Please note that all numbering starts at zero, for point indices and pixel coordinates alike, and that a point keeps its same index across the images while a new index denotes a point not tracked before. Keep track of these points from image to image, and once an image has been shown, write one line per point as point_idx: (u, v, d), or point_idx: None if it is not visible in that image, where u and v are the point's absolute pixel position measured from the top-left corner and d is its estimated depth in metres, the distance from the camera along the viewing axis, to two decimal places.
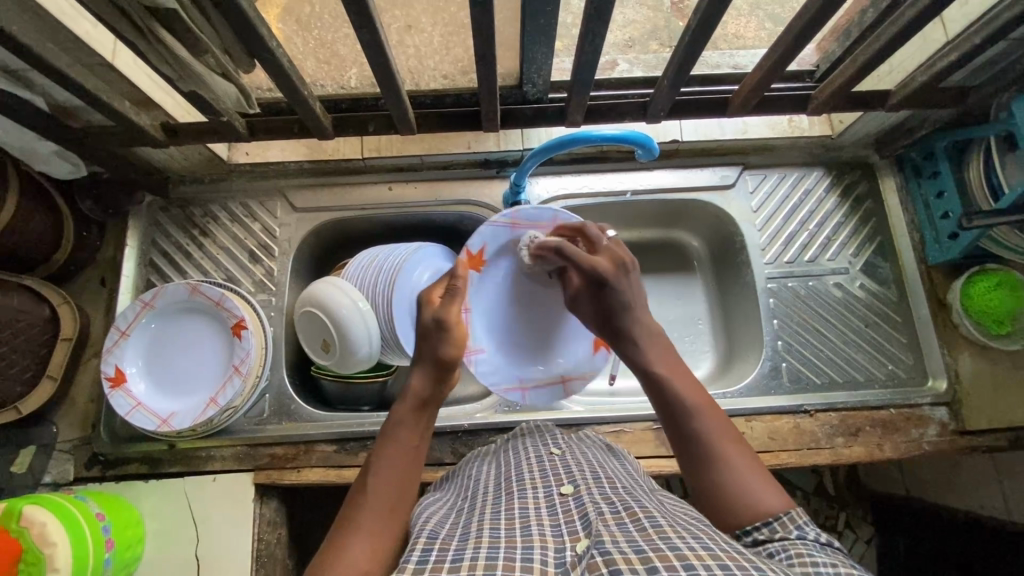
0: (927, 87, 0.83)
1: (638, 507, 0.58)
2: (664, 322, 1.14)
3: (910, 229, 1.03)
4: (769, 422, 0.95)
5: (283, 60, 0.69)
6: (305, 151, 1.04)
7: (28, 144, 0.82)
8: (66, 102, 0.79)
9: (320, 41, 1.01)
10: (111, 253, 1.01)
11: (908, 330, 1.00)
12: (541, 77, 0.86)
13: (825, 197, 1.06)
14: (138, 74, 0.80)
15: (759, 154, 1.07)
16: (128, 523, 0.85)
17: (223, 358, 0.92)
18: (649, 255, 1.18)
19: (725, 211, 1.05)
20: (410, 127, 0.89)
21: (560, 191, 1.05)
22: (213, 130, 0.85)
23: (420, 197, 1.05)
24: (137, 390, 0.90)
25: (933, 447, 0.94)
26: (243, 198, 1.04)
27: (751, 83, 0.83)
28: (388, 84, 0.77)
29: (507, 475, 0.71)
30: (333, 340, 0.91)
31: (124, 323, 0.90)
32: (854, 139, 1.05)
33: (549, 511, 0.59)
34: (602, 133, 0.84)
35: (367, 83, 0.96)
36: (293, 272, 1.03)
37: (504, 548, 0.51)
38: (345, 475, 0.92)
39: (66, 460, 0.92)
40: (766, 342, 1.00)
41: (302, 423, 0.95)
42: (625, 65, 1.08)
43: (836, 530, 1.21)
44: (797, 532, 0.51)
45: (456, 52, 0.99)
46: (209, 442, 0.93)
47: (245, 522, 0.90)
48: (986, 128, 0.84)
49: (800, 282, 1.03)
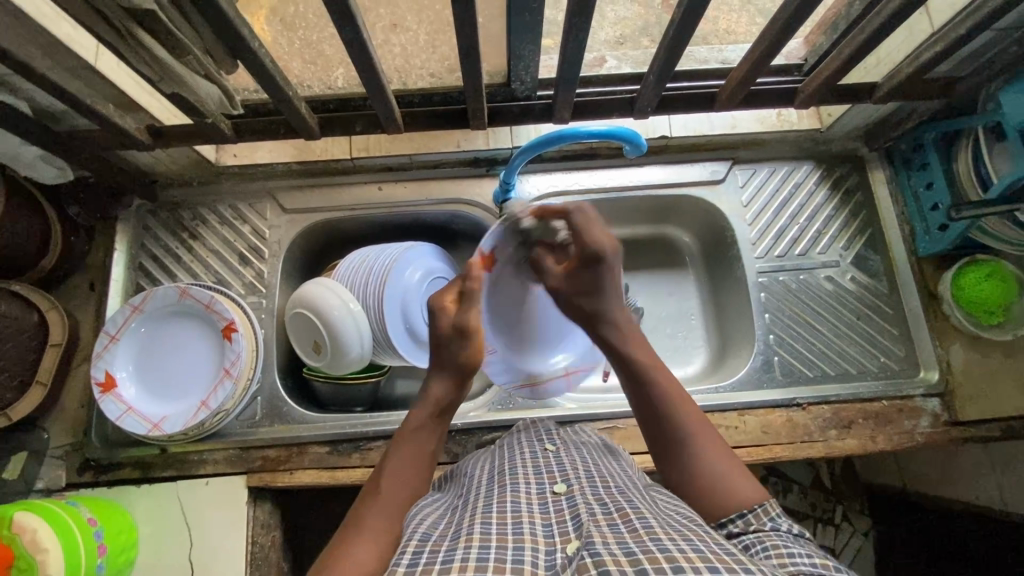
0: (913, 79, 0.75)
1: (629, 507, 0.50)
2: (657, 318, 1.04)
3: (901, 220, 0.93)
4: (763, 415, 0.86)
5: (267, 61, 0.63)
6: (293, 151, 0.94)
7: (13, 150, 0.72)
8: (51, 107, 0.70)
9: (305, 42, 0.86)
10: (101, 258, 0.91)
11: (899, 322, 0.91)
12: (530, 74, 0.81)
13: (816, 189, 0.96)
14: (123, 79, 0.72)
15: (747, 148, 0.97)
16: (121, 529, 0.77)
17: (211, 361, 0.83)
18: (639, 253, 1.07)
19: (716, 206, 0.96)
20: (395, 127, 0.83)
21: (550, 189, 0.96)
22: (199, 133, 0.77)
23: (411, 197, 0.96)
24: (128, 395, 0.81)
25: (926, 439, 0.85)
26: (232, 201, 0.94)
27: (739, 77, 0.77)
28: (371, 79, 0.70)
29: (500, 468, 0.63)
30: (324, 341, 0.84)
31: (113, 327, 0.82)
32: (844, 131, 0.95)
33: (540, 509, 0.52)
34: (589, 129, 0.77)
35: (356, 83, 0.86)
36: (284, 275, 0.94)
37: (495, 548, 0.44)
38: (338, 476, 0.83)
39: (58, 465, 0.83)
40: (757, 337, 0.91)
41: (295, 425, 0.86)
42: (613, 62, 0.92)
43: (833, 523, 1.05)
44: (771, 524, 0.50)
45: (442, 49, 0.87)
46: (199, 445, 0.84)
47: (239, 524, 0.81)
48: (972, 118, 0.76)
49: (791, 275, 0.93)
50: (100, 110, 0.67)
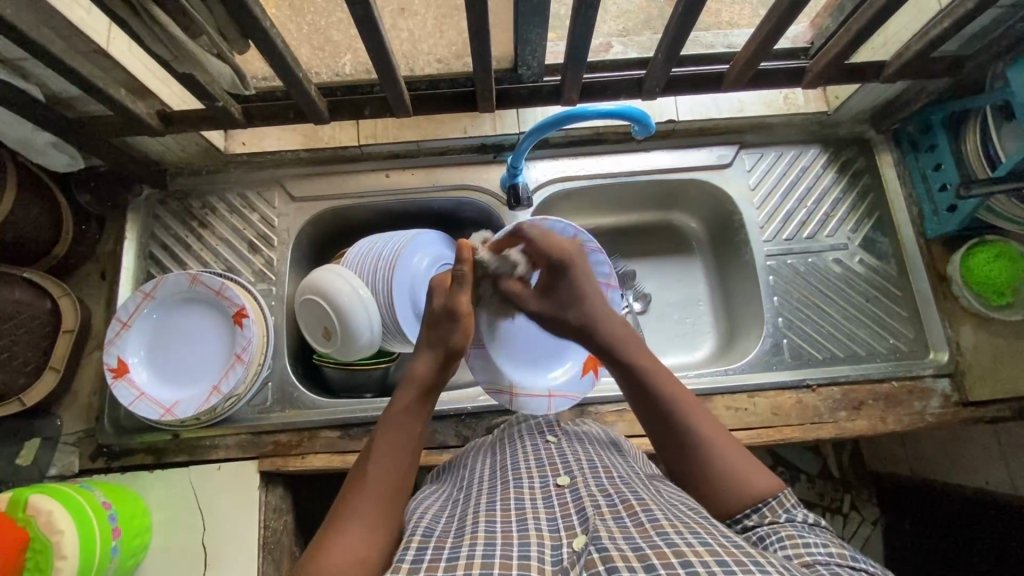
0: (920, 57, 0.71)
1: (634, 497, 0.47)
2: (663, 305, 1.00)
3: (909, 204, 0.89)
4: (773, 397, 0.83)
5: (280, 43, 0.58)
6: (302, 138, 0.89)
7: (26, 135, 0.69)
8: (62, 92, 0.68)
9: (314, 26, 0.77)
10: (111, 248, 0.88)
11: (909, 304, 0.87)
12: (537, 59, 0.73)
13: (823, 172, 0.92)
14: (137, 64, 0.67)
15: (754, 132, 0.93)
16: (133, 513, 0.73)
17: (223, 348, 0.80)
18: (643, 240, 1.03)
19: (722, 189, 0.92)
20: (405, 111, 0.75)
21: (561, 175, 0.92)
22: (208, 117, 0.72)
23: (421, 185, 0.91)
24: (140, 380, 0.78)
25: (936, 420, 0.82)
26: (241, 189, 0.90)
27: (745, 57, 0.70)
28: (384, 65, 0.64)
29: (501, 465, 0.58)
30: (334, 327, 0.80)
31: (125, 313, 0.79)
32: (852, 114, 0.91)
33: (544, 504, 0.49)
34: (597, 107, 0.73)
35: (364, 70, 0.78)
36: (295, 262, 0.90)
37: (501, 544, 0.42)
38: (350, 460, 0.80)
39: (70, 453, 0.80)
40: (766, 319, 0.87)
41: (306, 410, 0.82)
42: (619, 48, 0.85)
43: (841, 512, 1.06)
44: (787, 516, 0.47)
45: (450, 35, 0.79)
46: (212, 431, 0.81)
47: (252, 510, 0.78)
48: (981, 97, 0.72)
49: (800, 259, 0.89)
50: (113, 96, 0.64)
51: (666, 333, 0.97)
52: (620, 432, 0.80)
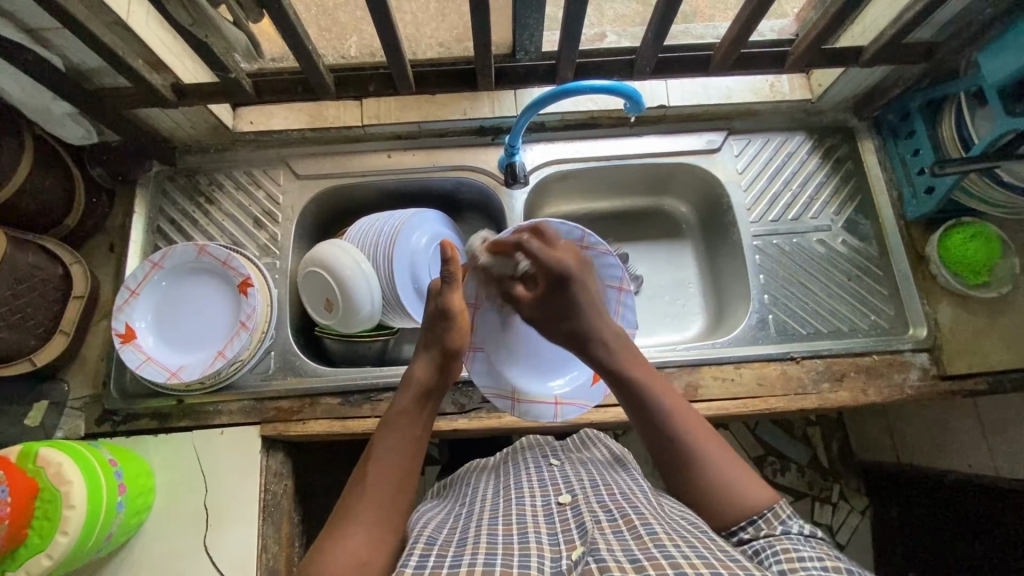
0: (896, 41, 0.80)
1: (634, 513, 0.56)
2: (656, 287, 1.11)
3: (891, 186, 0.99)
4: (757, 369, 0.91)
5: (289, 12, 0.69)
6: (306, 119, 0.99)
7: (45, 105, 0.79)
8: (81, 64, 0.78)
9: (322, 9, 0.99)
10: (121, 220, 0.97)
11: (890, 284, 0.95)
12: (535, 44, 0.86)
13: (808, 159, 1.02)
14: (153, 36, 0.77)
15: (741, 119, 1.03)
16: (139, 472, 0.82)
17: (231, 314, 0.89)
18: (638, 224, 1.14)
19: (711, 173, 1.02)
20: (408, 86, 0.87)
21: (556, 158, 1.02)
22: (223, 92, 0.83)
23: (420, 164, 1.01)
24: (146, 345, 0.87)
25: (915, 391, 0.89)
26: (248, 167, 1.00)
27: (731, 36, 0.81)
28: (387, 39, 0.75)
29: (507, 484, 0.72)
30: (337, 299, 0.88)
31: (134, 282, 0.87)
32: (834, 103, 1.01)
33: (546, 520, 0.59)
34: (590, 82, 0.80)
35: (366, 53, 0.97)
36: (299, 238, 0.99)
37: (501, 556, 0.51)
38: (349, 426, 0.88)
39: (78, 416, 0.88)
40: (752, 297, 0.96)
41: (308, 377, 0.91)
42: (614, 37, 1.05)
43: (829, 501, 1.23)
44: (782, 528, 0.55)
45: (451, 19, 1.00)
46: (216, 397, 0.89)
47: (253, 473, 0.86)
48: (956, 84, 0.82)
49: (784, 239, 0.98)
50: (129, 63, 0.74)
51: (656, 313, 1.08)
52: (611, 400, 0.89)
